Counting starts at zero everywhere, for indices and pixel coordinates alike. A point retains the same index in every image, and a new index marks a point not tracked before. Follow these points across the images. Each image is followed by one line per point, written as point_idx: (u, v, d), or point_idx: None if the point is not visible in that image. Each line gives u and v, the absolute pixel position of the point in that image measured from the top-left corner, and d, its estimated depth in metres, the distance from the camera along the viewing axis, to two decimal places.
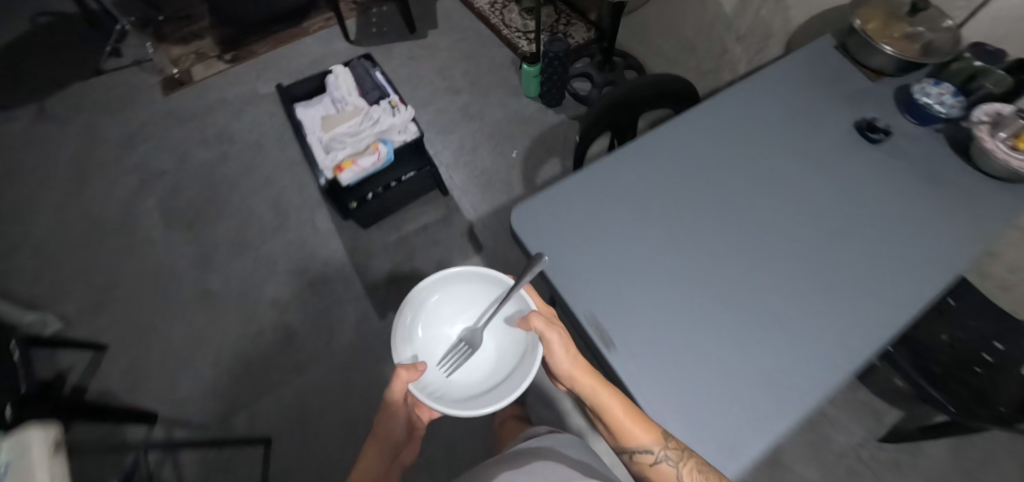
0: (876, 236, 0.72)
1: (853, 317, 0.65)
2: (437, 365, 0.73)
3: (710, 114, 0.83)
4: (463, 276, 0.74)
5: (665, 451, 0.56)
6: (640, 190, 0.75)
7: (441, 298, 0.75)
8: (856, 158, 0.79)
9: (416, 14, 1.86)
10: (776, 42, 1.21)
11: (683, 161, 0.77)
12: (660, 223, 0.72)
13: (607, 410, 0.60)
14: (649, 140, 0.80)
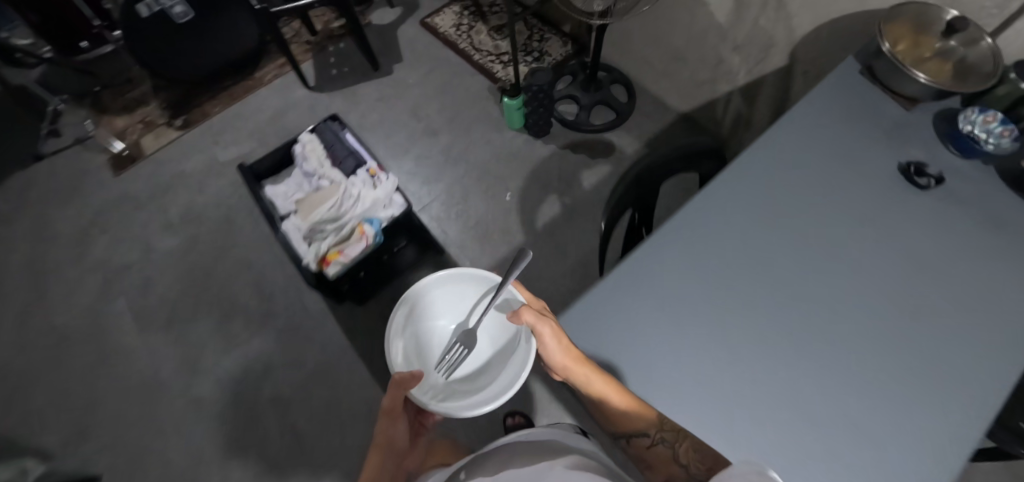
0: (959, 310, 0.63)
1: (949, 417, 0.56)
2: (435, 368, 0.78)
3: (736, 190, 0.72)
4: (449, 279, 0.79)
5: (661, 434, 0.55)
6: (680, 302, 0.64)
7: (432, 303, 0.81)
8: (912, 210, 0.71)
9: (378, 49, 1.72)
10: (778, 52, 1.11)
11: (733, 227, 0.69)
12: (713, 342, 0.61)
13: (604, 399, 0.54)
14: (675, 236, 0.69)
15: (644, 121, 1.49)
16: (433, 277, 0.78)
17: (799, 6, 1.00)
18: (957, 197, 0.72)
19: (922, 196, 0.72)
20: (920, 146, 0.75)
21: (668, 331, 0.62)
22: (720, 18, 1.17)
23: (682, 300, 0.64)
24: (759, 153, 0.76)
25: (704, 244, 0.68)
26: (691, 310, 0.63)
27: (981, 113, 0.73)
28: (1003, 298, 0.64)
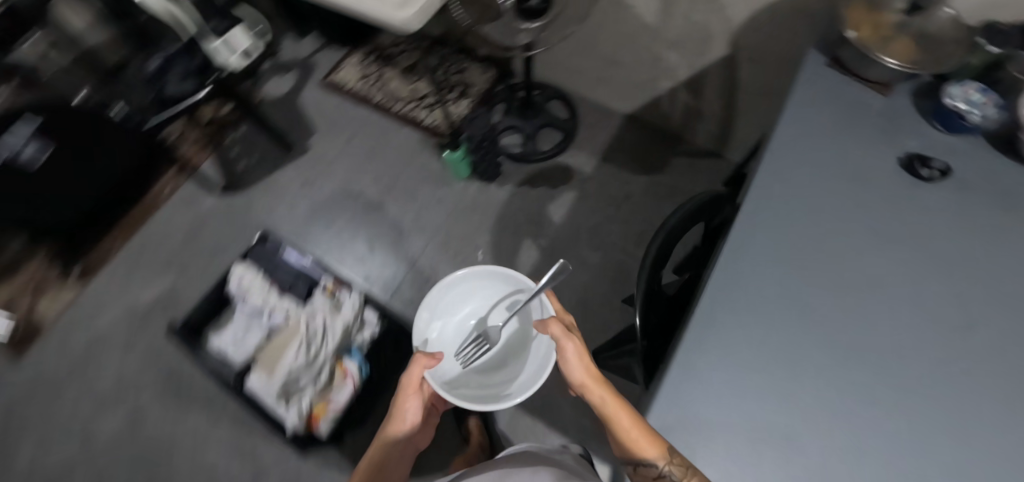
0: (1014, 307, 0.62)
1: None
2: (453, 356, 0.81)
3: (757, 245, 0.65)
4: (480, 275, 0.82)
5: (669, 468, 0.52)
6: (756, 374, 0.58)
7: (455, 298, 0.83)
8: (926, 209, 0.67)
9: (285, 126, 1.53)
10: (718, 43, 1.06)
11: (779, 271, 0.64)
12: (800, 437, 0.55)
13: (615, 414, 0.59)
14: (717, 318, 0.61)
15: (593, 134, 1.41)
16: (468, 271, 0.80)
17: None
18: (960, 181, 0.69)
19: (927, 188, 0.69)
20: (908, 134, 0.72)
21: (750, 430, 0.56)
22: (649, 20, 1.10)
23: (751, 395, 0.57)
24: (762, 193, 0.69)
25: (748, 321, 0.61)
26: (764, 407, 0.57)
27: (966, 84, 0.71)
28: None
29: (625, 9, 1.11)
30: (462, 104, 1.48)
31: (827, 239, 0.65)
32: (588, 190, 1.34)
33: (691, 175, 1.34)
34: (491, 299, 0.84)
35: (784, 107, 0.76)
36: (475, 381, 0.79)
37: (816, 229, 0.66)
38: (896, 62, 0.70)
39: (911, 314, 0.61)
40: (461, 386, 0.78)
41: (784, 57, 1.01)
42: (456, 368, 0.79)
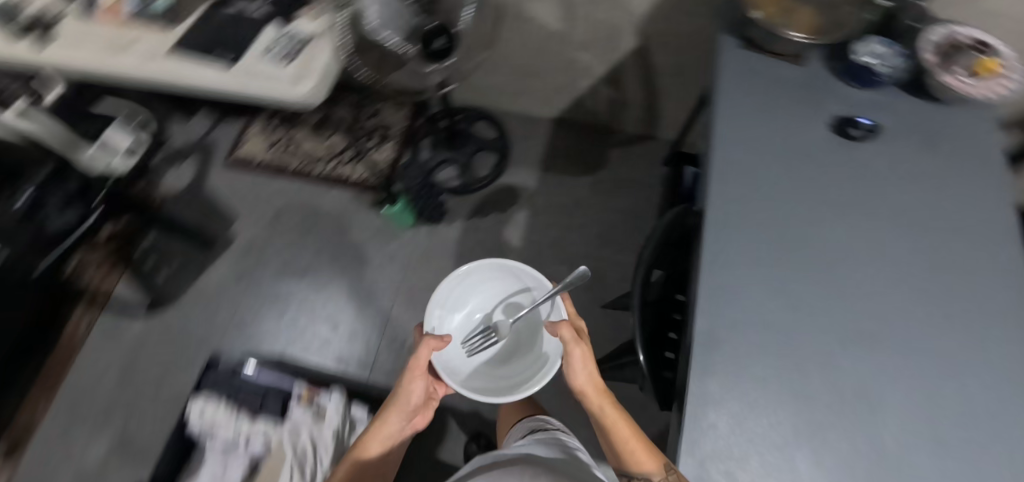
0: (955, 244, 0.67)
1: (1003, 351, 0.61)
2: (460, 344, 0.80)
3: (729, 252, 0.66)
4: (492, 270, 0.81)
5: None
6: (763, 383, 0.60)
7: (464, 294, 0.82)
8: (861, 170, 0.71)
9: (200, 219, 1.38)
10: (627, 36, 1.06)
11: (756, 272, 0.65)
12: (818, 432, 0.57)
13: (615, 426, 0.67)
14: (714, 337, 0.62)
15: (527, 146, 1.39)
16: (478, 264, 0.79)
17: None
18: (886, 132, 0.73)
19: (859, 148, 0.73)
20: (827, 100, 0.76)
21: (773, 442, 0.57)
22: (554, 25, 1.08)
23: (764, 405, 0.59)
24: (718, 209, 0.69)
25: (741, 351, 0.61)
26: (779, 412, 0.58)
27: (868, 40, 0.75)
28: (970, 215, 0.69)
29: (527, 20, 1.08)
30: (386, 150, 1.40)
31: (783, 243, 0.67)
32: (539, 205, 1.32)
33: (632, 163, 1.36)
34: (501, 292, 0.83)
35: (716, 101, 0.77)
36: (479, 372, 0.80)
37: (771, 236, 0.67)
38: (803, 34, 0.73)
39: (876, 296, 0.64)
40: (467, 379, 0.78)
41: (691, 38, 1.03)
42: (462, 356, 0.79)
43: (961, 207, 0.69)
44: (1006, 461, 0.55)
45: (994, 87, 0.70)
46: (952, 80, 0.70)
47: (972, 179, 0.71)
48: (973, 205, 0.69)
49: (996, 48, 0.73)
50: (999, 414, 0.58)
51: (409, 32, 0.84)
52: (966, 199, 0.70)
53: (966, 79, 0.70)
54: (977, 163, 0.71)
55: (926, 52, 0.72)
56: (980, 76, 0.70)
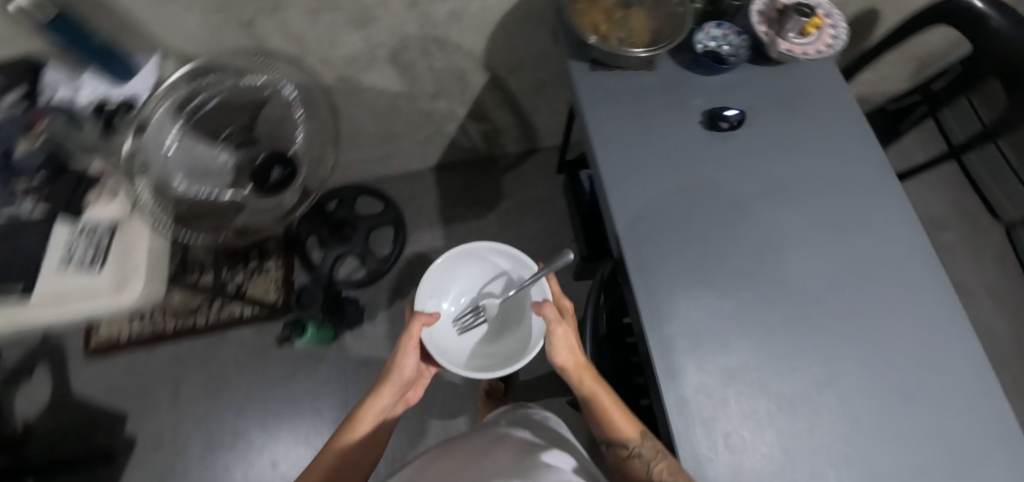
0: (844, 195, 0.70)
1: (915, 282, 0.66)
2: (452, 325, 0.80)
3: (661, 291, 0.65)
4: (473, 254, 0.80)
5: (641, 448, 0.60)
6: (740, 411, 0.60)
7: (450, 281, 0.82)
8: (741, 156, 0.72)
9: (84, 431, 1.15)
10: (474, 71, 1.01)
11: (693, 302, 0.64)
12: (803, 437, 0.59)
13: (595, 396, 0.64)
14: (680, 387, 0.61)
15: (422, 204, 1.31)
16: (456, 251, 0.78)
17: (461, 28, 0.90)
18: (751, 109, 0.75)
19: (735, 135, 0.74)
20: (688, 94, 0.76)
21: (770, 466, 0.58)
22: (396, 82, 1.00)
23: (749, 435, 0.59)
24: (643, 275, 0.66)
25: (722, 422, 0.59)
26: (765, 435, 0.59)
27: (706, 26, 0.77)
28: (854, 168, 0.72)
29: (368, 85, 1.00)
30: (271, 268, 1.23)
31: (716, 285, 0.65)
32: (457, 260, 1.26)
33: (531, 182, 1.32)
34: (488, 276, 0.82)
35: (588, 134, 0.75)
36: (473, 349, 0.80)
37: (703, 284, 0.65)
38: (642, 49, 0.72)
39: (818, 305, 0.65)
40: (461, 357, 0.78)
41: (538, 54, 1.00)
42: (455, 336, 0.80)
43: (843, 162, 0.72)
44: (949, 388, 0.61)
45: (824, 43, 0.74)
46: (788, 47, 0.73)
47: (840, 128, 0.74)
48: (853, 156, 0.72)
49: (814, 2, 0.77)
50: (952, 381, 0.61)
51: (235, 170, 0.74)
52: (844, 150, 0.73)
53: (799, 43, 0.74)
54: (837, 110, 0.75)
55: (759, 24, 0.75)
56: (809, 35, 0.74)
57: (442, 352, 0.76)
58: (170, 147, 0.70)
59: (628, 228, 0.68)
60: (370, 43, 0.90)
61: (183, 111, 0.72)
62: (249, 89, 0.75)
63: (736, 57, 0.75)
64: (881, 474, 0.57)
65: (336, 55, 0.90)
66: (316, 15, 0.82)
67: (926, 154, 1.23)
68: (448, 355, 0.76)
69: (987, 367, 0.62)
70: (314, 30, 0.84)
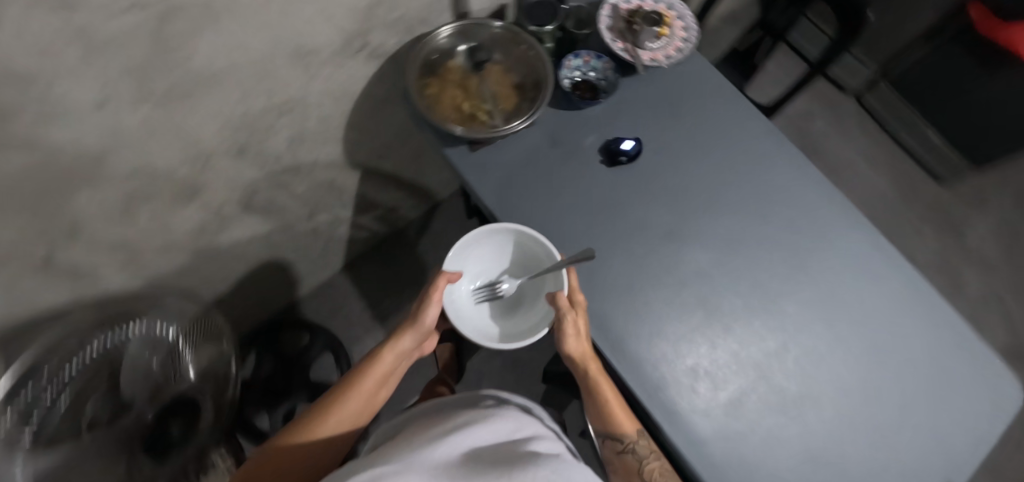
0: (761, 179, 0.72)
1: (843, 237, 0.71)
2: (470, 291, 0.70)
3: (650, 350, 0.64)
4: (497, 232, 0.67)
5: (636, 445, 0.61)
6: (759, 432, 0.62)
7: (470, 255, 0.69)
8: (658, 178, 0.71)
9: None
10: (341, 174, 0.90)
11: (681, 347, 0.64)
12: (815, 429, 0.63)
13: (600, 387, 0.62)
14: (703, 437, 0.61)
15: (350, 312, 1.19)
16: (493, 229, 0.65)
17: (309, 147, 0.79)
18: (641, 128, 0.73)
19: (639, 162, 0.71)
20: (576, 136, 0.72)
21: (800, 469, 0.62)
22: (263, 223, 0.87)
23: (776, 451, 0.62)
24: (625, 347, 0.63)
25: (751, 450, 0.62)
26: (785, 442, 0.62)
27: (566, 59, 0.73)
28: (757, 149, 0.73)
29: (232, 240, 0.86)
30: None
31: (698, 318, 0.66)
32: None
33: (449, 239, 1.25)
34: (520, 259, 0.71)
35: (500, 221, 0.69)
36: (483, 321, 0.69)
37: (687, 325, 0.65)
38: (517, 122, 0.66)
39: (779, 297, 0.68)
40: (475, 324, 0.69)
41: (401, 132, 0.91)
42: (472, 303, 0.70)
43: (747, 147, 0.73)
44: (902, 324, 0.68)
45: (682, 41, 0.73)
46: (652, 58, 0.72)
47: (729, 114, 0.74)
48: (752, 138, 0.74)
49: (655, 1, 0.75)
50: (912, 314, 0.69)
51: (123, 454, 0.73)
52: (744, 135, 0.74)
53: (660, 48, 0.73)
54: (719, 97, 0.75)
55: (616, 41, 0.72)
56: (666, 38, 0.73)
57: (459, 317, 0.67)
58: (21, 481, 0.64)
59: (595, 299, 0.65)
60: (212, 207, 0.76)
61: (30, 418, 0.65)
62: (99, 352, 0.71)
63: (606, 82, 0.72)
64: (880, 426, 0.64)
65: (178, 235, 0.76)
66: (132, 214, 0.67)
67: (776, 66, 1.32)
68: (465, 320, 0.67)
69: (934, 290, 0.70)
70: (137, 228, 0.69)
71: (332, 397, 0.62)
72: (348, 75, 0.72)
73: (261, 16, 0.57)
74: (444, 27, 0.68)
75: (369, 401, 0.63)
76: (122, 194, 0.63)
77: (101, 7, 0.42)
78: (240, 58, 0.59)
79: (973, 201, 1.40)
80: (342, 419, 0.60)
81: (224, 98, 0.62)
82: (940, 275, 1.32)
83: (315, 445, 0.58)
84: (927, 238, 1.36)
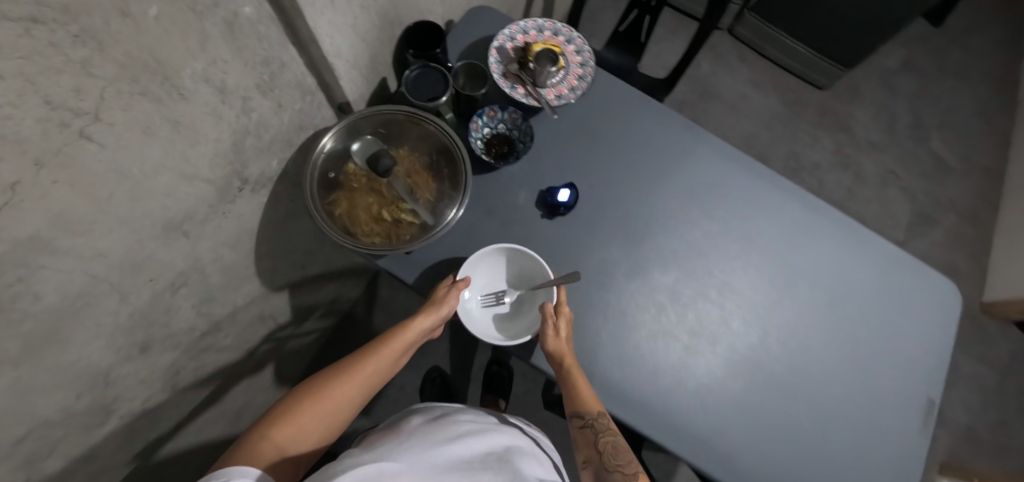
0: (694, 177, 0.73)
1: (782, 206, 0.74)
2: (474, 294, 0.67)
3: (649, 385, 0.64)
4: (507, 249, 0.64)
5: (598, 422, 0.58)
6: (766, 418, 0.66)
7: (475, 267, 0.65)
8: (602, 214, 0.69)
9: None
10: (264, 304, 0.80)
11: (677, 369, 0.65)
12: (810, 393, 0.68)
13: (574, 373, 0.59)
14: (722, 446, 0.64)
15: None
16: (510, 249, 0.63)
17: (222, 301, 0.69)
18: (570, 171, 0.70)
19: (578, 207, 0.69)
20: (508, 197, 0.68)
21: (809, 436, 0.66)
22: (200, 389, 0.77)
23: (785, 429, 0.66)
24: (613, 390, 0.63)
25: (765, 438, 0.65)
26: (791, 418, 0.66)
27: (471, 121, 0.67)
28: (681, 147, 0.74)
29: (173, 421, 0.75)
30: None
31: (685, 341, 0.67)
32: None
33: (404, 304, 1.18)
34: (519, 277, 0.68)
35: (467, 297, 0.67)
36: (485, 327, 0.66)
37: (676, 351, 0.66)
38: (454, 211, 0.62)
39: (746, 285, 0.70)
40: (479, 328, 0.66)
41: (315, 235, 0.82)
42: (476, 307, 0.67)
43: (679, 157, 0.73)
44: (852, 268, 0.73)
45: (580, 67, 0.71)
46: (557, 95, 0.69)
47: (654, 130, 0.74)
48: (682, 147, 0.74)
49: (538, 30, 0.71)
50: (870, 265, 0.74)
51: None
52: (674, 147, 0.74)
53: (562, 81, 0.70)
54: (636, 117, 0.74)
55: (515, 87, 0.69)
56: (564, 69, 0.70)
57: (469, 325, 0.64)
58: None
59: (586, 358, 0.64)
60: (135, 410, 0.65)
61: None
62: None
63: (519, 133, 0.68)
64: (860, 368, 0.70)
65: (105, 453, 0.64)
66: (38, 472, 0.55)
67: (659, 41, 1.40)
68: (476, 331, 0.64)
69: (878, 238, 0.75)
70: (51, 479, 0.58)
71: (349, 364, 0.57)
72: (237, 218, 0.62)
73: (106, 218, 0.46)
74: (326, 138, 0.60)
75: (385, 373, 0.60)
76: (15, 461, 0.51)
77: None
78: (101, 268, 0.48)
79: (851, 96, 1.53)
80: (351, 388, 0.55)
81: (100, 314, 0.51)
82: (845, 172, 1.45)
83: (329, 401, 0.53)
84: (825, 142, 1.47)
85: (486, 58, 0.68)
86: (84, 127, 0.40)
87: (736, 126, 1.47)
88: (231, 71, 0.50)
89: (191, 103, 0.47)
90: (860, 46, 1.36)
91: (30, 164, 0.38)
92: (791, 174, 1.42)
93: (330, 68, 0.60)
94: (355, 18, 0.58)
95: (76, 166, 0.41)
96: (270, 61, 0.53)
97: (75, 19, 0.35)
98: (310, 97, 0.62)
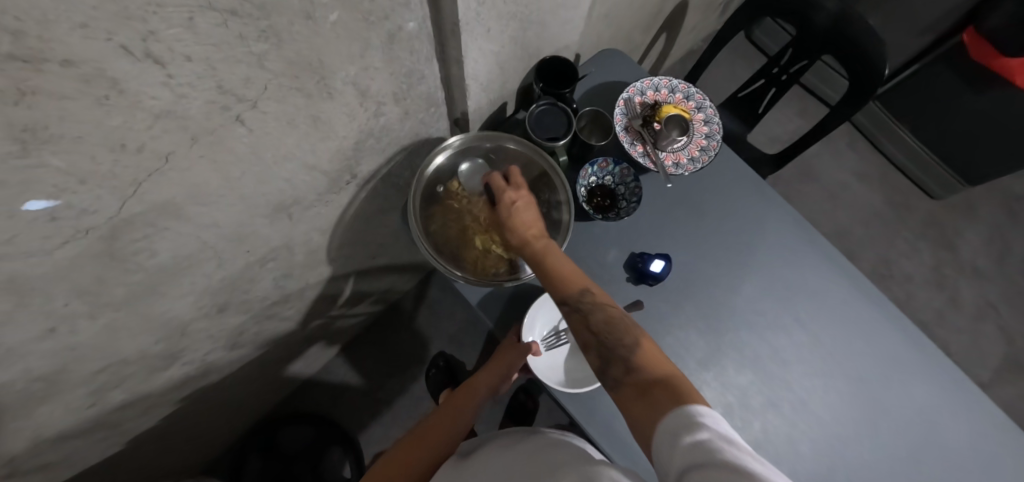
0: (792, 275, 0.68)
1: (878, 326, 0.68)
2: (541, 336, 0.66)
3: None
4: None
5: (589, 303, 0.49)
6: None
7: (539, 312, 0.65)
8: (688, 293, 0.66)
9: None
10: (330, 287, 0.81)
11: None
12: None
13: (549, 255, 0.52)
14: None
15: (353, 397, 1.14)
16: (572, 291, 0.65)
17: (299, 278, 0.71)
18: (667, 241, 0.67)
19: (668, 280, 0.66)
20: (598, 253, 0.66)
21: None
22: (254, 350, 0.80)
23: None
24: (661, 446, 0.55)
25: None
26: None
27: (581, 168, 0.66)
28: (786, 241, 0.69)
29: (222, 374, 0.78)
30: None
31: None
32: None
33: (449, 307, 1.22)
34: None
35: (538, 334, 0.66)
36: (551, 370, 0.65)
37: None
38: None
39: (820, 404, 0.65)
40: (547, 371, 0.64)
41: (393, 233, 0.84)
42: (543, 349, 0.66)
43: (779, 252, 0.69)
44: (939, 415, 0.66)
45: (705, 138, 0.68)
46: (675, 162, 0.67)
47: (760, 219, 0.70)
48: (784, 241, 0.69)
49: (670, 91, 0.71)
50: (962, 416, 0.67)
51: None
52: (778, 241, 0.69)
53: (683, 149, 0.68)
54: (746, 202, 0.70)
55: (634, 144, 0.67)
56: (688, 137, 0.68)
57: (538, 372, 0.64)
58: None
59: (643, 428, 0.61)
60: (196, 360, 0.67)
61: None
62: None
63: (625, 191, 0.66)
64: None
65: (159, 392, 0.67)
66: (102, 400, 0.58)
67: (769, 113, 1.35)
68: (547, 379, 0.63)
69: (976, 388, 0.68)
70: (109, 407, 0.60)
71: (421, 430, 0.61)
72: (336, 208, 0.64)
73: (230, 194, 0.47)
74: (438, 152, 0.61)
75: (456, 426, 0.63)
76: (87, 388, 0.54)
77: (38, 243, 0.35)
78: (210, 236, 0.50)
79: (965, 213, 1.41)
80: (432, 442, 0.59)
81: (196, 275, 0.53)
82: (939, 292, 1.33)
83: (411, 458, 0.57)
84: (923, 254, 1.36)
85: (614, 108, 0.68)
86: (240, 112, 0.41)
87: (830, 214, 1.38)
88: (377, 78, 0.50)
89: (333, 102, 0.48)
90: (987, 162, 1.28)
91: (187, 139, 0.39)
92: (879, 279, 1.32)
93: (463, 87, 0.60)
94: (500, 46, 0.58)
95: (223, 145, 0.42)
96: (413, 73, 0.53)
97: (268, 17, 0.35)
98: (435, 110, 0.63)
